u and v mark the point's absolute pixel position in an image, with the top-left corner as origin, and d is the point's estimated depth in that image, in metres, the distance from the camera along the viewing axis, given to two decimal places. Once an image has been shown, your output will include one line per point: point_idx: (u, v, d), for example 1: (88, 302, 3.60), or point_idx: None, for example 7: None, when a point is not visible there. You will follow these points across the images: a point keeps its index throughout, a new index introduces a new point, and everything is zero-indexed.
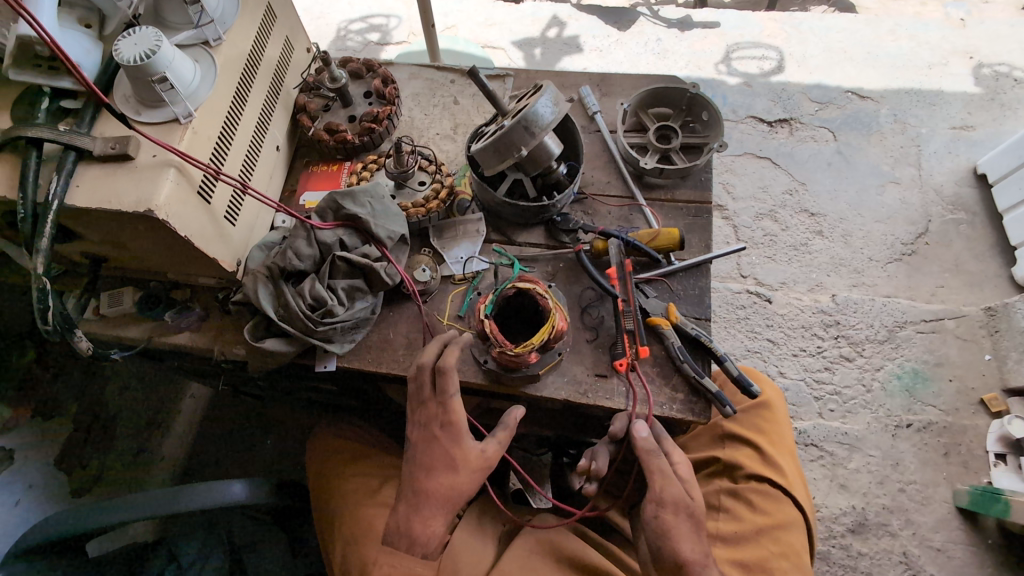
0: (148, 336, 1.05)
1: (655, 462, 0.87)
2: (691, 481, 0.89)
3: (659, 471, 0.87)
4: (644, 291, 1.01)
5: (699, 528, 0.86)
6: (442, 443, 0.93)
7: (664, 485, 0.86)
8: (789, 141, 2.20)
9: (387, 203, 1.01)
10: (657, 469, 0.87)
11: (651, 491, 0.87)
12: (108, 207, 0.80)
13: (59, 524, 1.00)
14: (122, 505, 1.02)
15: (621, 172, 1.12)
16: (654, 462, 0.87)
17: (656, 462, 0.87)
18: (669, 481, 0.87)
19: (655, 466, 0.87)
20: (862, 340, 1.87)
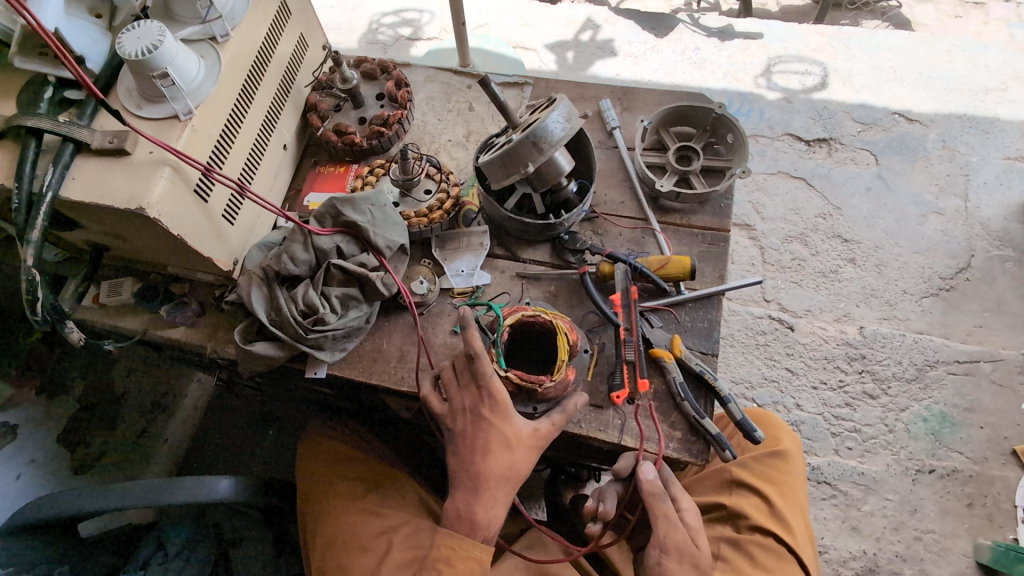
0: (143, 328, 1.05)
1: (662, 507, 0.82)
2: (698, 529, 0.84)
3: (664, 516, 0.81)
4: (649, 320, 0.95)
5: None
6: (487, 465, 0.83)
7: (669, 531, 0.81)
8: (827, 162, 2.09)
9: (388, 211, 0.98)
10: (664, 515, 0.82)
11: (654, 536, 0.82)
12: (101, 202, 0.78)
13: (49, 506, 0.98)
14: (107, 493, 0.98)
15: (636, 192, 1.06)
16: (658, 505, 0.82)
17: (661, 506, 0.82)
18: (673, 527, 0.82)
19: (661, 510, 0.82)
20: (888, 378, 1.76)
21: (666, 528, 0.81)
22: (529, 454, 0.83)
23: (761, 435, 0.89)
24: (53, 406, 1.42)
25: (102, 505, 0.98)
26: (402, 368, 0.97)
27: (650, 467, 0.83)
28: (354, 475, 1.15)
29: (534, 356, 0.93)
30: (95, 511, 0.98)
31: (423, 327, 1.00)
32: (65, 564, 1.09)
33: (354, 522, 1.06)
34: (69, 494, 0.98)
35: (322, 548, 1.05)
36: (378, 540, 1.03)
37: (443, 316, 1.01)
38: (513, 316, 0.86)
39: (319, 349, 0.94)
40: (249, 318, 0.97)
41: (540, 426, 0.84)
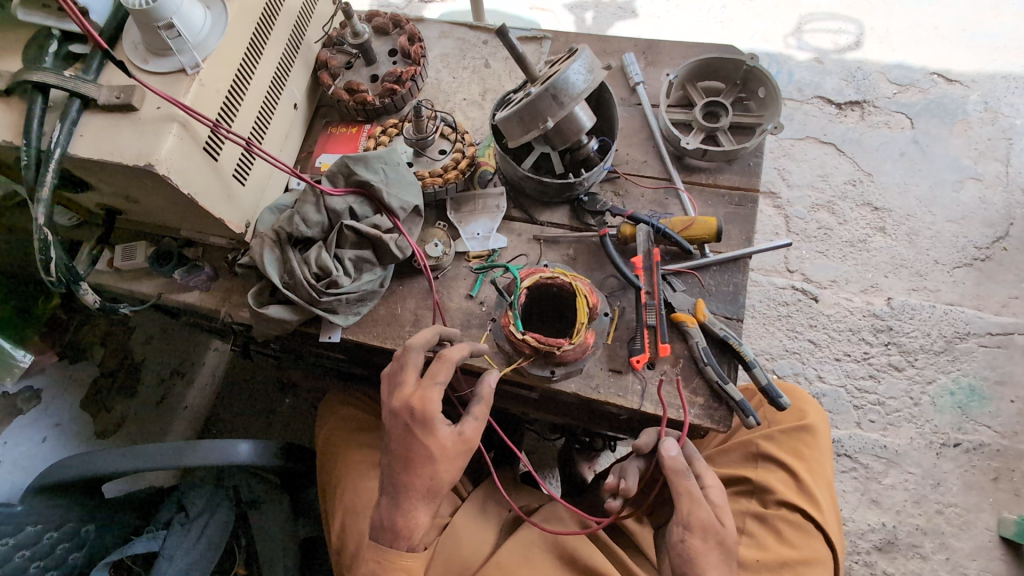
0: (158, 292, 1.05)
1: (684, 483, 0.80)
2: (721, 505, 0.82)
3: (687, 493, 0.80)
4: (671, 283, 0.91)
5: (727, 557, 0.79)
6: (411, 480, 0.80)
7: (693, 508, 0.79)
8: (859, 126, 1.99)
9: (401, 170, 0.95)
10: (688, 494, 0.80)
11: (677, 513, 0.80)
12: (110, 159, 0.77)
13: (76, 466, 1.00)
14: (132, 455, 1.00)
15: (659, 151, 1.01)
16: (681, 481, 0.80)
17: (684, 483, 0.80)
18: (697, 504, 0.79)
19: (682, 486, 0.80)
20: (915, 350, 1.71)
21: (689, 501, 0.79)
22: (456, 462, 0.82)
23: (787, 401, 0.85)
24: (75, 371, 1.45)
25: (125, 466, 0.99)
26: (417, 332, 0.95)
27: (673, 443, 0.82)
28: (372, 440, 1.14)
29: (550, 322, 0.90)
30: (117, 472, 0.99)
31: (439, 289, 0.98)
32: (90, 523, 1.12)
33: (373, 488, 1.05)
34: (93, 457, 1.00)
35: (340, 509, 1.05)
36: None
37: (459, 280, 0.98)
38: (532, 277, 0.83)
39: (332, 312, 0.93)
40: (262, 282, 0.95)
41: (465, 430, 0.82)
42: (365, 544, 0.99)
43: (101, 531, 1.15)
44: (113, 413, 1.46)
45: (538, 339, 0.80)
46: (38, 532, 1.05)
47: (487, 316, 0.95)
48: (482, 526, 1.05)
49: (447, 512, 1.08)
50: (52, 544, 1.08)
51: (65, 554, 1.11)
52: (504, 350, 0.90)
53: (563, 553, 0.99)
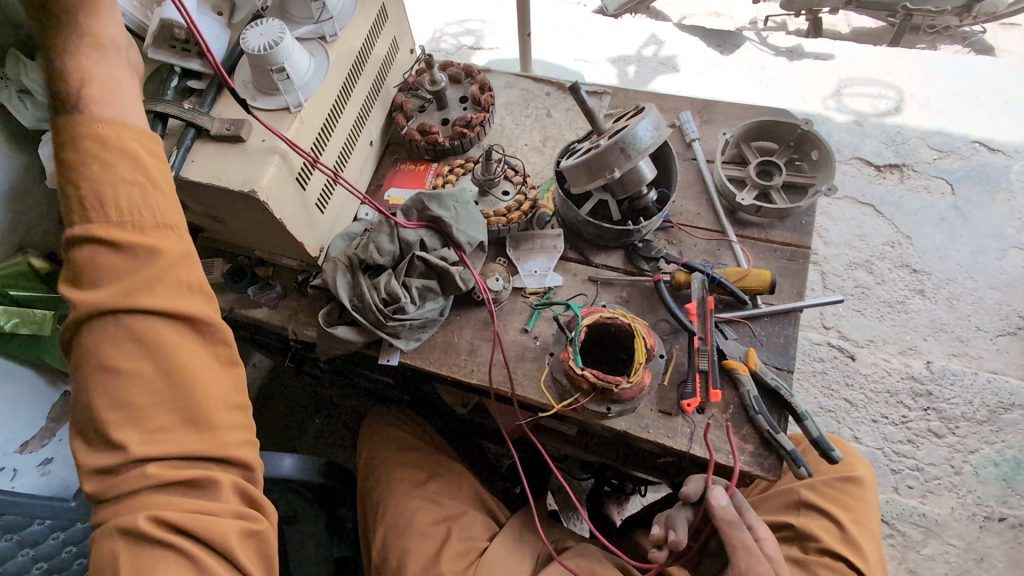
0: (230, 307, 1.12)
1: (738, 536, 0.81)
2: (778, 559, 0.83)
3: (743, 546, 0.80)
4: (723, 331, 0.94)
5: None
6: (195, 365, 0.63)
7: (751, 562, 0.80)
8: (898, 189, 2.02)
9: (471, 208, 1.01)
10: (745, 548, 0.81)
11: (735, 568, 0.80)
12: (216, 183, 0.85)
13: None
14: None
15: (714, 205, 1.06)
16: (734, 536, 0.81)
17: (738, 535, 0.81)
18: (754, 558, 0.80)
19: (737, 539, 0.81)
20: (956, 417, 1.68)
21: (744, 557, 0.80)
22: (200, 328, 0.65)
23: (838, 455, 0.86)
24: None
25: None
26: (472, 361, 1.00)
27: (722, 493, 0.83)
28: (414, 460, 1.18)
29: (607, 361, 0.95)
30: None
31: (496, 322, 1.02)
32: None
33: (414, 506, 1.10)
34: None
35: (383, 525, 1.10)
36: (437, 525, 1.08)
37: (516, 314, 1.03)
38: (591, 316, 0.88)
39: (395, 337, 0.98)
40: (333, 303, 1.01)
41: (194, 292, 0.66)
42: (407, 559, 1.04)
43: None
44: None
45: (596, 374, 0.85)
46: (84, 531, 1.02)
47: (543, 351, 0.99)
48: (517, 556, 1.07)
49: (486, 537, 1.10)
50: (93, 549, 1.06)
51: None
52: (561, 384, 0.94)
53: None
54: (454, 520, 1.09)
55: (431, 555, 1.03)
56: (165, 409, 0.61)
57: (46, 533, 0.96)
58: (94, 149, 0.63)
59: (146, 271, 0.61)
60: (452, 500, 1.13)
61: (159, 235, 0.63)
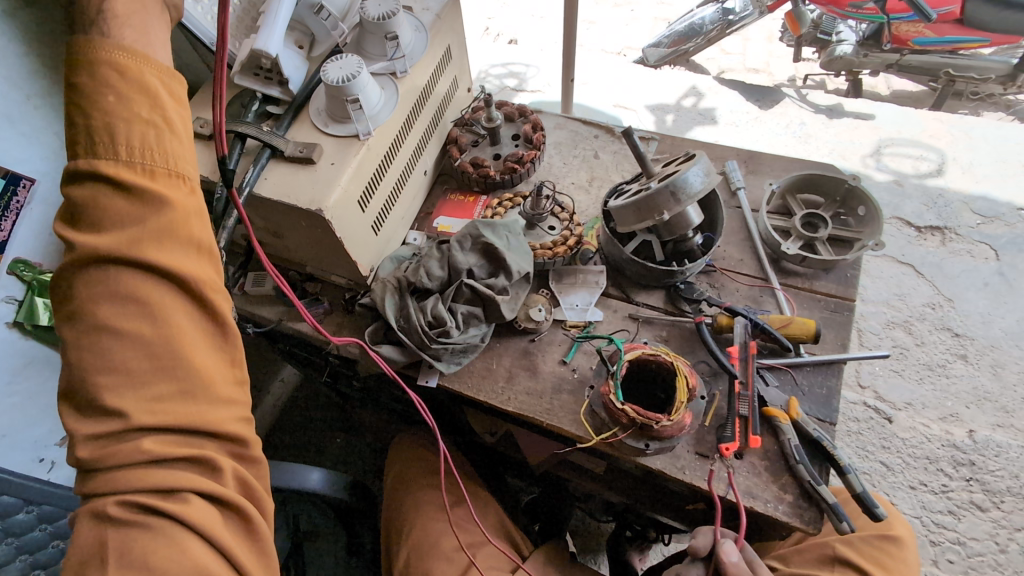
0: (278, 318, 1.16)
1: None
2: None
3: None
4: (765, 377, 0.94)
5: None
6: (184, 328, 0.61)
7: None
8: (939, 251, 2.00)
9: (520, 240, 1.05)
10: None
11: None
12: (285, 200, 0.90)
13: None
14: None
15: (758, 252, 1.07)
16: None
17: None
18: None
19: None
20: (1001, 491, 1.60)
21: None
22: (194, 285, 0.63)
23: (884, 514, 0.84)
24: None
25: None
26: (509, 388, 1.01)
27: (734, 548, 0.83)
28: (441, 483, 1.18)
29: (647, 399, 0.96)
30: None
31: (534, 352, 1.04)
32: None
33: (441, 530, 1.10)
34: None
35: (408, 545, 1.10)
36: (461, 551, 1.07)
37: (555, 345, 1.04)
38: (634, 351, 0.90)
39: (436, 359, 1.00)
40: (379, 321, 1.05)
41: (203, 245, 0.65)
42: None
43: None
44: None
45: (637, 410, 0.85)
46: None
47: (580, 384, 0.99)
48: None
49: (509, 569, 1.08)
50: None
51: None
52: (602, 420, 0.93)
53: None
54: (479, 549, 1.08)
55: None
56: (164, 374, 0.60)
57: None
58: (114, 82, 0.61)
59: (160, 219, 0.60)
60: (478, 527, 1.12)
61: (170, 184, 0.63)
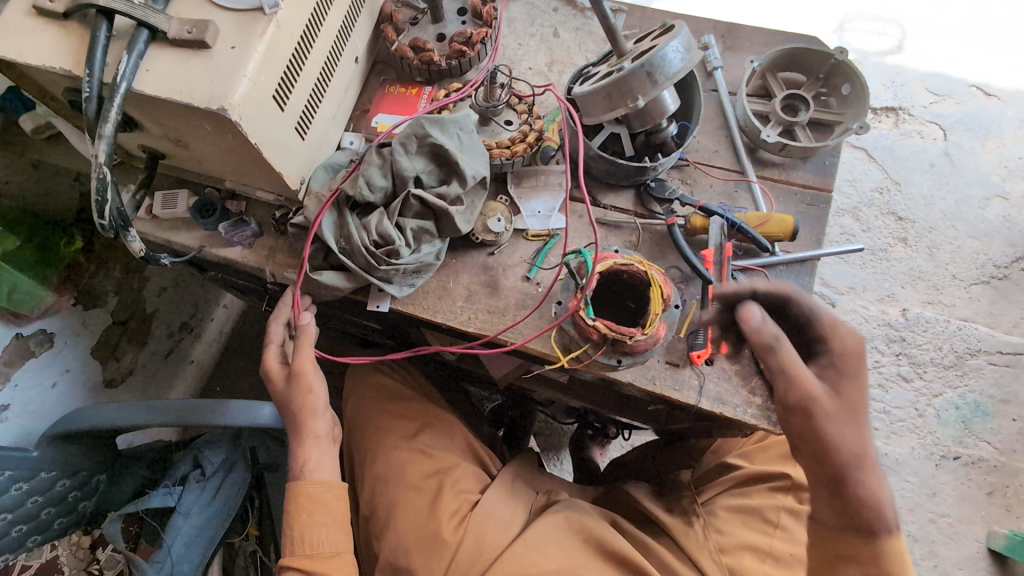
0: (199, 246, 1.01)
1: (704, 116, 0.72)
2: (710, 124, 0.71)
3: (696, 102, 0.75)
4: (738, 280, 0.89)
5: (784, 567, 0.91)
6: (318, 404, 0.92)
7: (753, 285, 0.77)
8: (892, 134, 1.98)
9: (474, 138, 0.90)
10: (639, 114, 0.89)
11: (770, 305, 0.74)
12: (177, 99, 0.72)
13: (84, 420, 1.03)
14: (145, 409, 1.02)
15: (734, 141, 0.98)
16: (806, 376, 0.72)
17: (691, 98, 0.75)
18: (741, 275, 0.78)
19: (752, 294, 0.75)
20: (925, 362, 1.73)
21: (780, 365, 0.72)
22: None
23: None
24: (90, 319, 1.38)
25: (139, 419, 1.02)
26: (468, 308, 0.93)
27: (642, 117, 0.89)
28: (406, 412, 1.14)
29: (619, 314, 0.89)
30: (133, 425, 1.02)
31: (496, 265, 0.96)
32: (101, 474, 1.20)
33: (404, 459, 1.07)
34: (104, 410, 1.02)
35: (371, 478, 1.07)
36: (428, 479, 1.05)
37: (518, 257, 0.96)
38: (604, 261, 0.83)
39: (387, 282, 0.90)
40: (316, 244, 0.92)
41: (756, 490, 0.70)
42: (398, 509, 1.02)
43: (110, 483, 1.25)
44: (124, 367, 1.49)
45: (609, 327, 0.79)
46: (50, 480, 1.09)
47: (537, 299, 0.93)
48: (511, 506, 1.05)
49: (477, 490, 1.07)
50: (64, 491, 1.14)
51: (76, 503, 1.19)
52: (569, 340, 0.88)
53: (588, 538, 0.97)
54: (447, 473, 1.06)
55: (426, 516, 1.00)
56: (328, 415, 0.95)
57: (8, 485, 1.01)
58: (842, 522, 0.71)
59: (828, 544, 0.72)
60: (446, 451, 1.10)
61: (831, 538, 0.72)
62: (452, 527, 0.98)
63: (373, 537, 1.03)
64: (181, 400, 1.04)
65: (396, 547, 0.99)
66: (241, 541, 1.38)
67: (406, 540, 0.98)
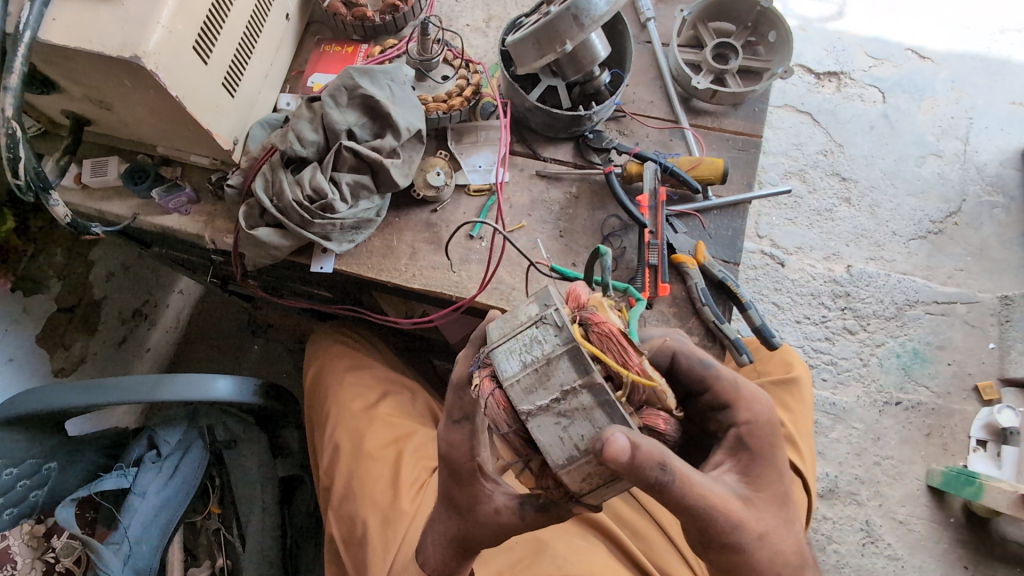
0: (133, 214, 0.97)
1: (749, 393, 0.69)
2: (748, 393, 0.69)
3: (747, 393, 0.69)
4: (673, 225, 0.93)
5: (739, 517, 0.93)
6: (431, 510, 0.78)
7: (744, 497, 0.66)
8: (835, 98, 2.04)
9: (406, 90, 0.91)
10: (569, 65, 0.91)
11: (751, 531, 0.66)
12: (87, 48, 0.70)
13: (26, 403, 0.98)
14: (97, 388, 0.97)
15: (669, 91, 1.01)
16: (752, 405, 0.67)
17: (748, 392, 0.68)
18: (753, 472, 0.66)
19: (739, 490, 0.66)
20: (869, 315, 1.81)
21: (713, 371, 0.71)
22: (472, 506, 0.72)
23: (777, 341, 0.91)
24: (32, 305, 1.34)
25: (87, 401, 0.97)
26: (414, 266, 0.93)
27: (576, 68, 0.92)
28: (365, 379, 1.10)
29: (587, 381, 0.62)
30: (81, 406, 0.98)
31: (439, 221, 0.96)
32: (52, 462, 1.11)
33: (361, 427, 1.02)
34: (51, 392, 0.98)
35: (324, 449, 1.04)
36: (387, 448, 1.00)
37: (462, 213, 0.97)
38: (606, 309, 0.57)
39: (326, 239, 0.89)
40: (252, 201, 0.90)
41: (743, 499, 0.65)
42: (354, 480, 0.97)
43: (65, 469, 1.14)
44: (74, 352, 1.43)
45: (636, 438, 0.51)
46: None
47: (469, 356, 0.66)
48: None
49: None
50: (11, 482, 1.05)
51: (25, 493, 1.09)
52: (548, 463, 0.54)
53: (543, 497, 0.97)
54: (406, 441, 1.01)
55: (387, 485, 0.96)
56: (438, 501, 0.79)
57: None
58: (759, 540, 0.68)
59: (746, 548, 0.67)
60: (406, 419, 1.07)
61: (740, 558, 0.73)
62: (412, 496, 0.94)
63: (329, 513, 0.99)
64: (135, 376, 1.00)
65: (353, 516, 0.95)
66: (205, 519, 1.25)
67: (363, 509, 0.94)
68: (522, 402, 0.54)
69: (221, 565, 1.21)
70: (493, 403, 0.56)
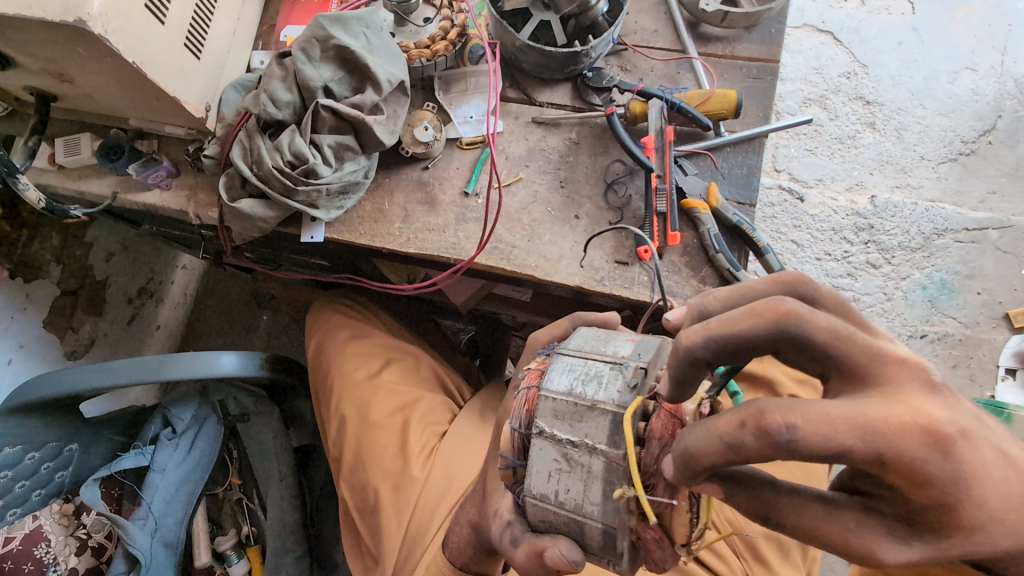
0: (113, 193, 0.93)
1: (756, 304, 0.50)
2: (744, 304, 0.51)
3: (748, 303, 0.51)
4: (683, 167, 0.86)
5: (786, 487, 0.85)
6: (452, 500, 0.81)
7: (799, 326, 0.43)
8: (859, 13, 1.87)
9: (383, 38, 0.83)
10: None
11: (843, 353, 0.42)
12: (29, 15, 0.64)
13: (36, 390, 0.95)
14: (106, 368, 0.94)
15: (674, 17, 0.92)
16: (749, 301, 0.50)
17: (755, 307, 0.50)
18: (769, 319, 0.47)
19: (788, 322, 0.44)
20: (894, 247, 1.72)
21: (701, 337, 0.44)
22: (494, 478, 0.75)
23: None
24: (34, 291, 1.31)
25: (96, 382, 0.94)
26: (407, 228, 0.88)
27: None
28: (369, 347, 1.08)
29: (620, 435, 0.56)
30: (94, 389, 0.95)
31: (432, 180, 0.90)
32: (74, 443, 1.11)
33: (366, 398, 1.00)
34: (59, 376, 0.95)
35: (331, 422, 1.03)
36: (393, 416, 0.99)
37: (455, 169, 0.90)
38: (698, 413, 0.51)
39: (313, 207, 0.85)
40: (232, 171, 0.85)
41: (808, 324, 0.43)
42: (364, 449, 0.97)
43: (87, 451, 1.14)
44: (83, 335, 1.42)
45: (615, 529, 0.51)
46: (17, 454, 1.01)
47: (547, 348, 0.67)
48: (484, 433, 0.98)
49: (448, 420, 1.02)
50: (36, 465, 1.05)
51: (51, 474, 1.09)
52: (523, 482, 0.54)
53: None
54: (412, 408, 1.00)
55: (395, 454, 0.95)
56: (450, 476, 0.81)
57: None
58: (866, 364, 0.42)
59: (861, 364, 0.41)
60: (411, 385, 1.05)
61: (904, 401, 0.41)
62: (422, 463, 0.93)
63: (343, 484, 0.99)
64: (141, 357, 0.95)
65: (366, 485, 0.95)
66: (226, 491, 1.25)
67: (373, 479, 0.94)
68: (542, 419, 0.53)
69: (247, 532, 1.23)
70: (522, 398, 0.56)
